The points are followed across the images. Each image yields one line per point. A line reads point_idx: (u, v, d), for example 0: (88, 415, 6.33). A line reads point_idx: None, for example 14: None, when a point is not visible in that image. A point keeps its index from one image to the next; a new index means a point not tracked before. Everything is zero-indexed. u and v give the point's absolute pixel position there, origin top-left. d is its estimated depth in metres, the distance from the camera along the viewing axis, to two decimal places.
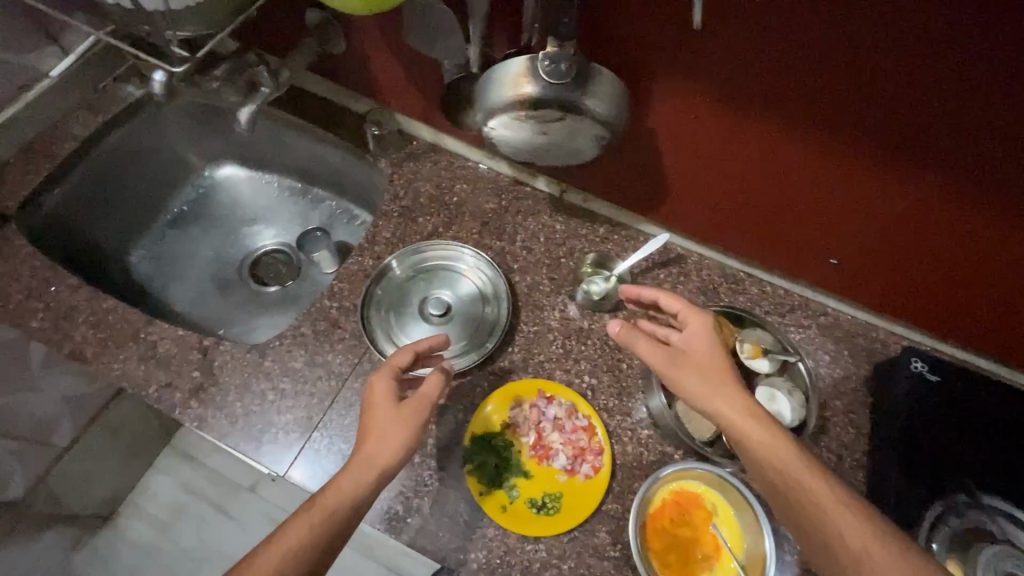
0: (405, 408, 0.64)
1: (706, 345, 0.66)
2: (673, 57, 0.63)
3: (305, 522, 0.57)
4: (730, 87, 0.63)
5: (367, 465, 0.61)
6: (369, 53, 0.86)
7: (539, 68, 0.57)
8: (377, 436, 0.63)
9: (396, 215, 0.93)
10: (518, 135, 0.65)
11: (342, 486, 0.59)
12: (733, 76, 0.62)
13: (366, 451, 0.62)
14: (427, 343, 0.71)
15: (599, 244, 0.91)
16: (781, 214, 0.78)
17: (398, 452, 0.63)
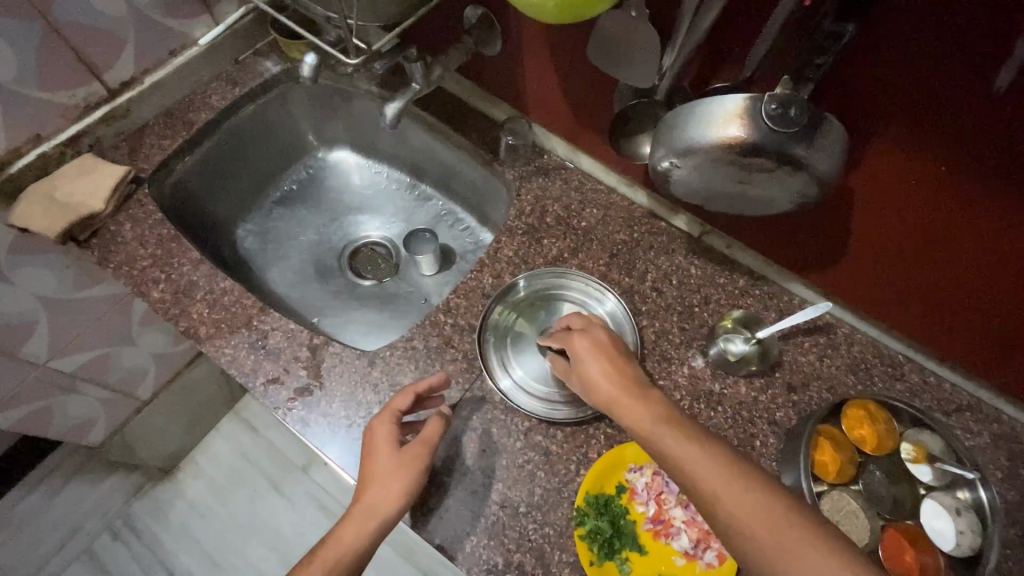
0: (399, 461, 0.63)
1: (588, 356, 0.65)
2: (925, 114, 0.52)
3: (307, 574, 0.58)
4: (991, 159, 0.52)
5: (367, 515, 0.61)
6: (525, 59, 0.81)
7: (762, 111, 0.50)
8: (381, 487, 0.62)
9: (520, 233, 0.87)
10: (708, 179, 0.57)
11: (340, 539, 0.60)
12: (1001, 148, 0.50)
13: (365, 499, 0.62)
14: (427, 385, 0.68)
15: (738, 297, 0.82)
16: (988, 310, 0.65)
17: (400, 505, 0.62)
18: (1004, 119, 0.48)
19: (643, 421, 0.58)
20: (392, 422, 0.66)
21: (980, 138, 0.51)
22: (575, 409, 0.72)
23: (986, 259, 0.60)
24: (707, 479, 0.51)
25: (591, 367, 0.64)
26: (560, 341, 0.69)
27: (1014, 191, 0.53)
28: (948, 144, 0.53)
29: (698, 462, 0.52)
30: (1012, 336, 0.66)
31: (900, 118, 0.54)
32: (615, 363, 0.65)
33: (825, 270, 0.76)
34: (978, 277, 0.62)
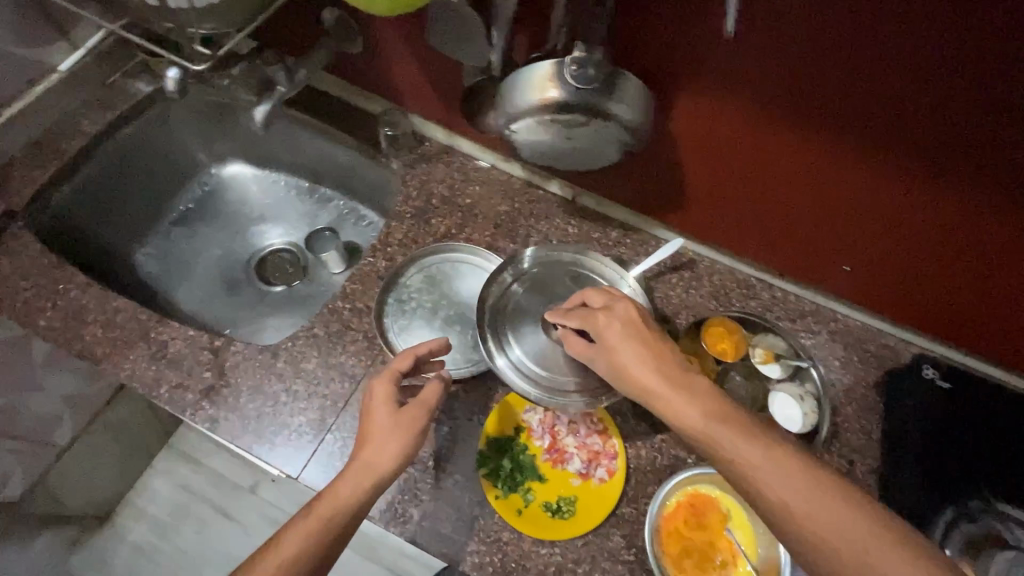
0: (396, 422, 0.63)
1: (619, 342, 0.63)
2: (718, 59, 0.62)
3: (305, 527, 0.58)
4: (779, 91, 0.62)
5: (364, 473, 0.61)
6: (386, 52, 0.86)
7: (565, 72, 0.58)
8: (377, 445, 0.62)
9: (409, 216, 0.92)
10: (542, 140, 0.65)
11: (337, 495, 0.59)
12: (783, 80, 0.61)
13: (362, 459, 0.62)
14: (427, 347, 0.70)
15: (611, 248, 0.92)
16: (815, 225, 0.76)
17: (395, 464, 0.62)
18: (777, 56, 0.59)
19: (700, 422, 0.57)
20: (390, 382, 0.66)
21: (768, 74, 0.61)
22: (587, 398, 0.72)
23: (800, 179, 0.71)
24: (787, 498, 0.52)
25: (626, 357, 0.62)
26: (583, 322, 0.66)
27: (805, 116, 0.63)
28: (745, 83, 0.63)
29: (776, 478, 0.53)
30: (832, 244, 0.78)
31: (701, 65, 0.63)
32: (653, 351, 0.62)
33: (681, 212, 0.85)
34: (794, 194, 0.73)
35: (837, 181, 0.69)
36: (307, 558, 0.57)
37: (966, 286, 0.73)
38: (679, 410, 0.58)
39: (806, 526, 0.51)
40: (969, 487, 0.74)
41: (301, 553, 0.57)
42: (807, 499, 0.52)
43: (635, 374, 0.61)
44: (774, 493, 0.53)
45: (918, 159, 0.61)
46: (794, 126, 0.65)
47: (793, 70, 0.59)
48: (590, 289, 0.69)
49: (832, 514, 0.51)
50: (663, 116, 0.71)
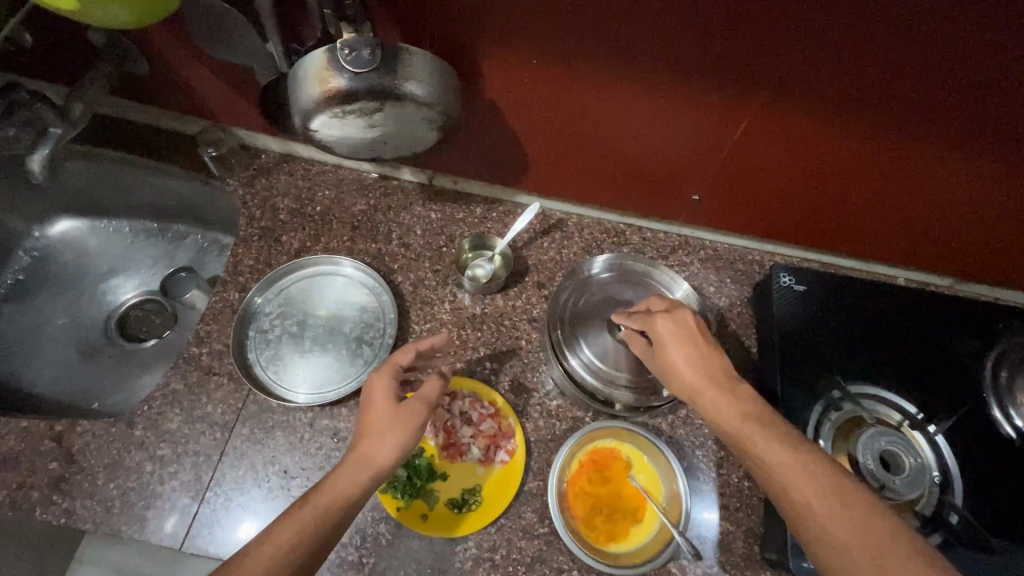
0: (400, 412, 0.59)
1: (670, 340, 0.62)
2: (510, 21, 0.58)
3: (301, 516, 0.50)
4: (588, 44, 0.59)
5: (361, 464, 0.55)
6: (177, 66, 0.77)
7: (338, 58, 0.53)
8: (374, 437, 0.57)
9: (257, 238, 0.85)
10: (345, 132, 0.60)
11: (336, 483, 0.53)
12: (586, 33, 0.58)
13: (361, 449, 0.56)
14: (429, 342, 0.67)
15: (477, 225, 0.89)
16: (667, 165, 0.77)
17: (395, 460, 0.57)
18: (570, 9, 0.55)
19: (732, 418, 0.56)
20: (393, 375, 0.62)
21: (571, 29, 0.58)
22: (634, 394, 0.73)
23: (639, 126, 0.70)
24: (799, 490, 0.50)
25: (673, 355, 0.62)
26: (642, 323, 0.66)
27: (619, 68, 0.61)
28: (552, 42, 0.60)
29: (795, 473, 0.50)
30: (683, 180, 0.80)
31: (495, 29, 0.60)
32: (700, 354, 0.62)
33: (537, 176, 0.84)
34: (636, 142, 0.73)
35: (673, 122, 0.68)
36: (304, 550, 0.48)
37: (810, 192, 0.77)
38: (719, 407, 0.57)
39: (815, 522, 0.48)
40: (830, 375, 0.72)
41: (297, 536, 0.49)
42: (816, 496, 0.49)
43: (679, 371, 0.61)
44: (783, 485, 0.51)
45: (737, 87, 0.61)
46: (614, 78, 0.63)
47: (593, 22, 0.56)
48: (653, 298, 0.70)
49: (842, 513, 0.48)
50: (476, 85, 0.68)
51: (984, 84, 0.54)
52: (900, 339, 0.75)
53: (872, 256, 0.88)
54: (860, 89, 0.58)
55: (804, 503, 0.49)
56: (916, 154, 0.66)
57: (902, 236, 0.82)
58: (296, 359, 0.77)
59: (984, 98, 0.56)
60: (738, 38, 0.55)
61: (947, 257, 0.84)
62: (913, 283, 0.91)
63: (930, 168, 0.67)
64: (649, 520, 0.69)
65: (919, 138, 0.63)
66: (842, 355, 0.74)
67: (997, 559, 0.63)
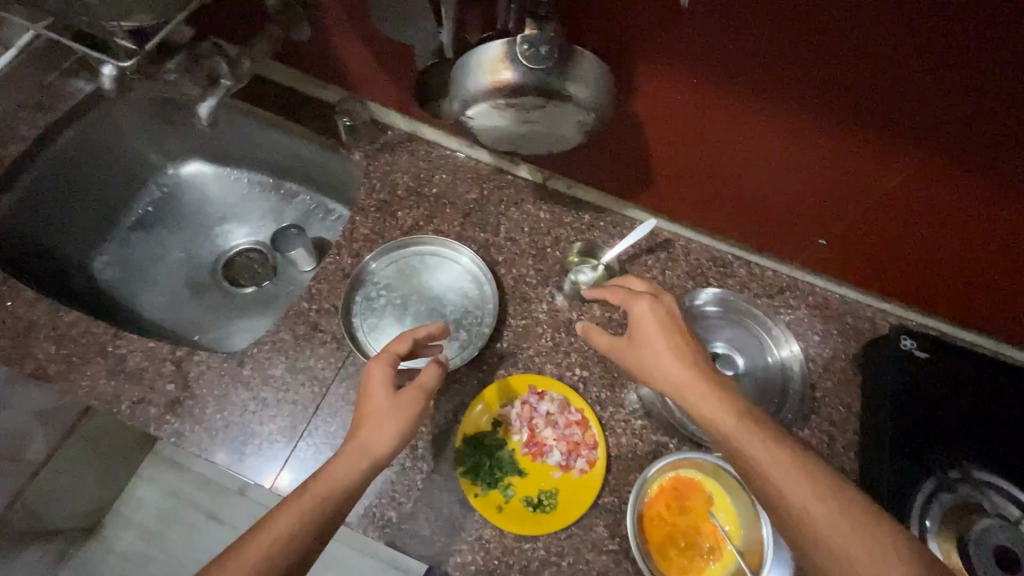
0: (396, 401, 0.61)
1: (649, 324, 0.62)
2: (690, 35, 0.57)
3: (299, 506, 0.53)
4: (771, 67, 0.58)
5: (361, 453, 0.58)
6: (336, 38, 0.81)
7: (516, 52, 0.54)
8: (372, 426, 0.59)
9: (374, 210, 0.89)
10: (499, 123, 0.61)
11: (333, 471, 0.56)
12: (773, 56, 0.56)
13: (359, 438, 0.59)
14: (427, 330, 0.68)
15: (585, 231, 0.89)
16: (804, 201, 0.74)
17: (392, 447, 0.59)
18: (746, 32, 0.55)
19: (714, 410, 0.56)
20: (388, 364, 0.63)
21: (758, 49, 0.56)
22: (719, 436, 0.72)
23: (778, 158, 0.69)
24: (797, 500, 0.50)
25: (652, 341, 0.61)
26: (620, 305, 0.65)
27: (772, 97, 0.61)
28: (732, 59, 0.58)
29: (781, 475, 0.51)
30: (809, 219, 0.77)
31: (670, 41, 0.59)
32: (680, 342, 0.61)
33: (658, 193, 0.83)
34: (769, 173, 0.72)
35: (817, 160, 0.66)
36: (305, 534, 0.52)
37: (960, 258, 0.72)
38: (700, 403, 0.57)
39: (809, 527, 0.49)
40: (948, 452, 0.68)
41: (296, 527, 0.52)
42: (807, 500, 0.49)
43: (663, 365, 0.60)
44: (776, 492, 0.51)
45: (921, 137, 0.58)
46: (764, 107, 0.62)
47: (763, 49, 0.56)
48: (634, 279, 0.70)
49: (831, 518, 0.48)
50: (626, 93, 0.68)
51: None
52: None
53: (1009, 337, 0.81)
54: None
55: (816, 523, 0.48)
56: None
57: None
58: (396, 331, 0.80)
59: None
60: (911, 83, 0.53)
61: None
62: None
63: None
64: (723, 562, 0.67)
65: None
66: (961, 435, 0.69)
67: None
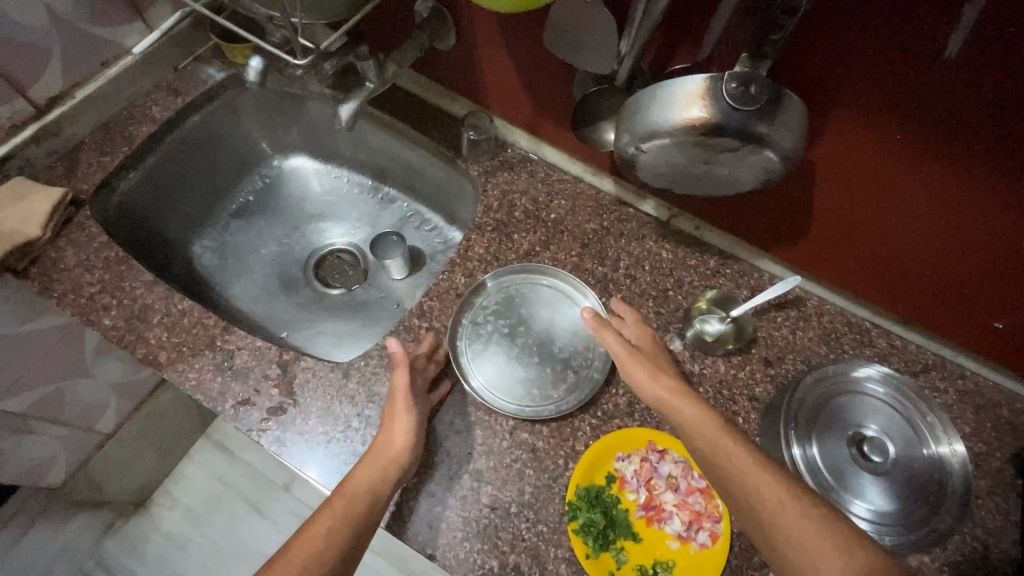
0: (395, 402, 0.66)
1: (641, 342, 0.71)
2: (934, 91, 0.50)
3: (330, 511, 0.59)
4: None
5: (379, 457, 0.63)
6: (480, 51, 0.79)
7: (723, 90, 0.50)
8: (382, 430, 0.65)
9: (490, 229, 0.86)
10: (674, 161, 0.57)
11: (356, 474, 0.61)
12: (1017, 130, 0.49)
13: (377, 445, 0.64)
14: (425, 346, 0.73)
15: (710, 278, 0.83)
16: (991, 285, 0.66)
17: (404, 447, 0.64)
18: (964, 96, 0.49)
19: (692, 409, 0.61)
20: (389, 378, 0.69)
21: (971, 114, 0.50)
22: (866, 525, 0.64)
23: (958, 233, 0.62)
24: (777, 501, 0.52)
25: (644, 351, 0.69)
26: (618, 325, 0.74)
27: (969, 168, 0.55)
28: (952, 125, 0.52)
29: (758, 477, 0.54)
30: (973, 299, 0.69)
31: (899, 96, 0.52)
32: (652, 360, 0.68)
33: (809, 248, 0.76)
34: (938, 245, 0.65)
35: (1004, 239, 0.59)
36: (337, 537, 0.57)
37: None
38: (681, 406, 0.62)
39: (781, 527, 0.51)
40: None
41: (330, 532, 0.57)
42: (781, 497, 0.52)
43: (640, 382, 0.65)
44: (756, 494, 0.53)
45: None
46: (953, 177, 0.56)
47: (976, 119, 0.50)
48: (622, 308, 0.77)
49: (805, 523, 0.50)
50: (810, 142, 0.62)
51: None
52: None
53: None
54: None
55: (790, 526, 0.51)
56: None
57: None
58: (499, 363, 0.75)
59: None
60: None
61: None
62: None
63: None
64: None
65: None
66: None
67: None
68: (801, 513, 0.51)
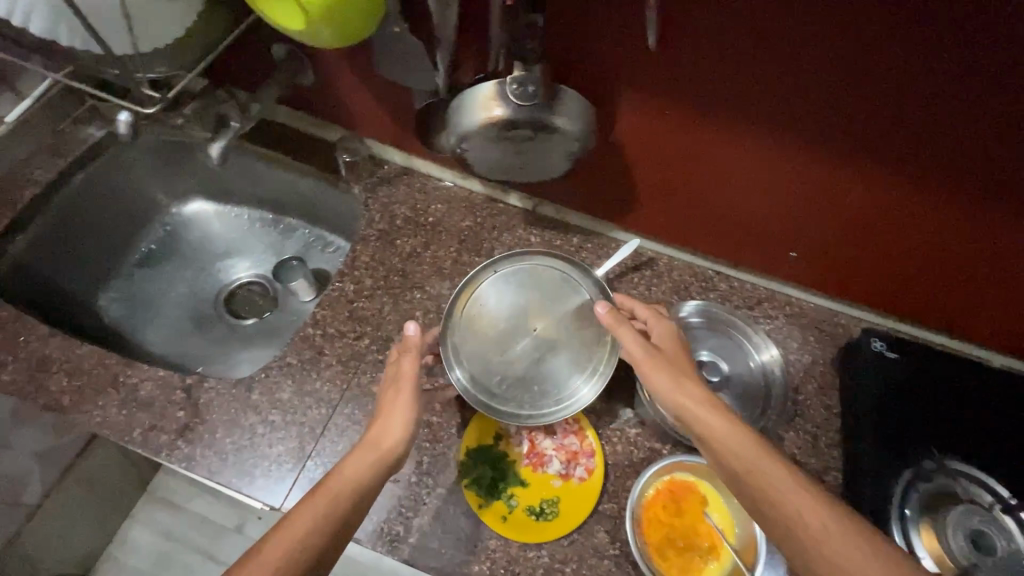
0: (397, 390, 0.68)
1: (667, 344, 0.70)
2: (678, 65, 0.63)
3: (319, 500, 0.55)
4: (760, 93, 0.62)
5: (374, 447, 0.62)
6: (337, 82, 0.88)
7: (508, 91, 0.61)
8: (382, 420, 0.65)
9: (375, 239, 0.94)
10: (493, 154, 0.68)
11: (352, 464, 0.59)
12: (746, 87, 0.62)
13: (373, 434, 0.64)
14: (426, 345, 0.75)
15: (573, 253, 0.95)
16: (789, 220, 0.79)
17: (401, 438, 0.64)
18: (699, 65, 0.62)
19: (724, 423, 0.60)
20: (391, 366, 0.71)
21: (713, 79, 0.63)
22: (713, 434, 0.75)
23: (747, 179, 0.75)
24: (801, 509, 0.53)
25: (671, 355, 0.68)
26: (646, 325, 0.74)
27: (729, 123, 0.67)
28: (702, 91, 0.65)
29: (785, 486, 0.55)
30: (778, 236, 0.82)
31: (656, 74, 0.65)
32: (682, 371, 0.66)
33: (646, 214, 0.88)
34: (737, 194, 0.78)
35: (777, 179, 0.73)
36: (324, 530, 0.53)
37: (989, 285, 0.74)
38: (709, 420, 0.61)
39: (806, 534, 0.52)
40: (925, 445, 0.74)
41: (318, 523, 0.53)
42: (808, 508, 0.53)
43: (661, 389, 0.64)
44: (779, 506, 0.54)
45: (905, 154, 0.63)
46: (723, 132, 0.69)
47: (715, 84, 0.63)
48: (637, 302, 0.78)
49: (826, 527, 0.51)
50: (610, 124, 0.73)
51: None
52: (998, 421, 0.75)
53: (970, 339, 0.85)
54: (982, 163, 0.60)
55: (817, 534, 0.51)
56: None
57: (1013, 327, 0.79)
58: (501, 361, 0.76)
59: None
60: (846, 105, 0.60)
61: None
62: None
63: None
64: (719, 561, 0.69)
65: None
66: (930, 430, 0.75)
67: None
68: (836, 519, 0.52)
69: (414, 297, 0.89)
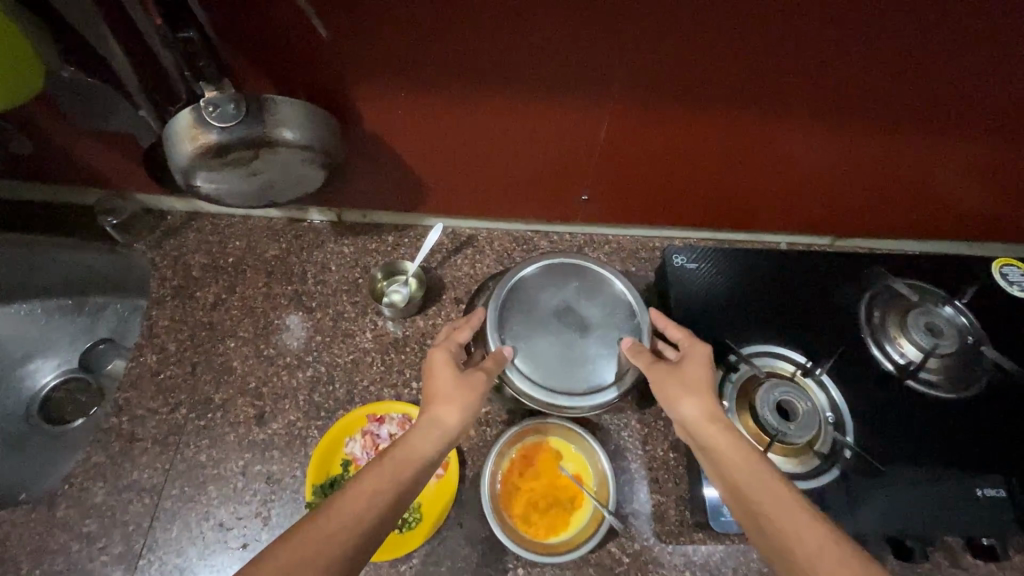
0: (468, 380, 0.63)
1: (697, 359, 0.65)
2: (378, 51, 0.59)
3: (384, 470, 0.55)
4: (477, 64, 0.61)
5: (436, 428, 0.60)
6: (61, 143, 0.78)
7: (206, 116, 0.56)
8: (445, 402, 0.61)
9: (170, 298, 0.86)
10: (230, 180, 0.64)
11: (414, 441, 0.58)
12: (456, 60, 0.60)
13: (435, 412, 0.61)
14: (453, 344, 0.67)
15: (391, 252, 0.91)
16: (573, 170, 0.80)
17: (463, 425, 0.62)
18: (400, 47, 0.59)
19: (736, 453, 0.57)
20: (449, 348, 0.67)
21: (423, 59, 0.60)
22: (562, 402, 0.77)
23: (516, 142, 0.74)
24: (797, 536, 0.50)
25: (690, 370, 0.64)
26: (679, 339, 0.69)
27: (467, 95, 0.65)
28: (420, 71, 0.62)
29: (791, 513, 0.51)
30: (572, 184, 0.83)
31: (364, 63, 0.61)
32: (686, 383, 0.63)
33: (443, 197, 0.86)
34: (515, 158, 0.78)
35: (540, 134, 0.72)
36: (383, 503, 0.53)
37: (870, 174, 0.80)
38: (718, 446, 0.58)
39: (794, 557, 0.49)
40: (725, 342, 0.78)
41: (382, 492, 0.53)
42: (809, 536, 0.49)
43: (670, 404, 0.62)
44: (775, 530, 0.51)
45: (676, 93, 0.66)
46: (465, 107, 0.67)
47: (426, 62, 0.61)
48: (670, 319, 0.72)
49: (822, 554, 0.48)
50: (354, 120, 0.70)
51: (923, 57, 0.60)
52: (789, 296, 0.82)
53: (762, 227, 0.94)
54: (718, 76, 0.63)
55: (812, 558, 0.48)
56: (844, 136, 0.73)
57: (790, 206, 0.88)
58: (522, 323, 0.70)
59: (907, 73, 0.62)
60: (560, 55, 0.60)
61: (834, 216, 0.90)
62: (806, 245, 0.97)
63: (849, 147, 0.75)
64: (582, 507, 0.71)
65: (849, 118, 0.69)
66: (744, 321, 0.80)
67: (895, 480, 0.70)
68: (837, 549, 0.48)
69: (228, 347, 0.82)
